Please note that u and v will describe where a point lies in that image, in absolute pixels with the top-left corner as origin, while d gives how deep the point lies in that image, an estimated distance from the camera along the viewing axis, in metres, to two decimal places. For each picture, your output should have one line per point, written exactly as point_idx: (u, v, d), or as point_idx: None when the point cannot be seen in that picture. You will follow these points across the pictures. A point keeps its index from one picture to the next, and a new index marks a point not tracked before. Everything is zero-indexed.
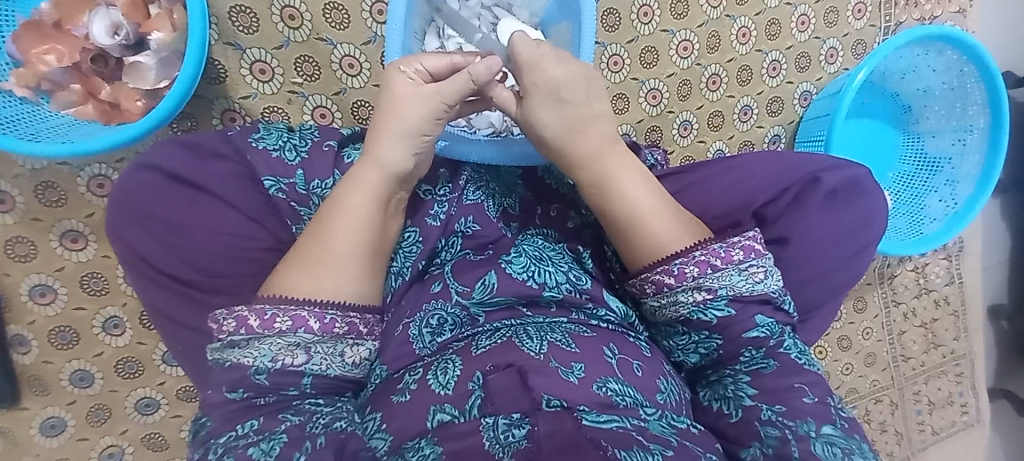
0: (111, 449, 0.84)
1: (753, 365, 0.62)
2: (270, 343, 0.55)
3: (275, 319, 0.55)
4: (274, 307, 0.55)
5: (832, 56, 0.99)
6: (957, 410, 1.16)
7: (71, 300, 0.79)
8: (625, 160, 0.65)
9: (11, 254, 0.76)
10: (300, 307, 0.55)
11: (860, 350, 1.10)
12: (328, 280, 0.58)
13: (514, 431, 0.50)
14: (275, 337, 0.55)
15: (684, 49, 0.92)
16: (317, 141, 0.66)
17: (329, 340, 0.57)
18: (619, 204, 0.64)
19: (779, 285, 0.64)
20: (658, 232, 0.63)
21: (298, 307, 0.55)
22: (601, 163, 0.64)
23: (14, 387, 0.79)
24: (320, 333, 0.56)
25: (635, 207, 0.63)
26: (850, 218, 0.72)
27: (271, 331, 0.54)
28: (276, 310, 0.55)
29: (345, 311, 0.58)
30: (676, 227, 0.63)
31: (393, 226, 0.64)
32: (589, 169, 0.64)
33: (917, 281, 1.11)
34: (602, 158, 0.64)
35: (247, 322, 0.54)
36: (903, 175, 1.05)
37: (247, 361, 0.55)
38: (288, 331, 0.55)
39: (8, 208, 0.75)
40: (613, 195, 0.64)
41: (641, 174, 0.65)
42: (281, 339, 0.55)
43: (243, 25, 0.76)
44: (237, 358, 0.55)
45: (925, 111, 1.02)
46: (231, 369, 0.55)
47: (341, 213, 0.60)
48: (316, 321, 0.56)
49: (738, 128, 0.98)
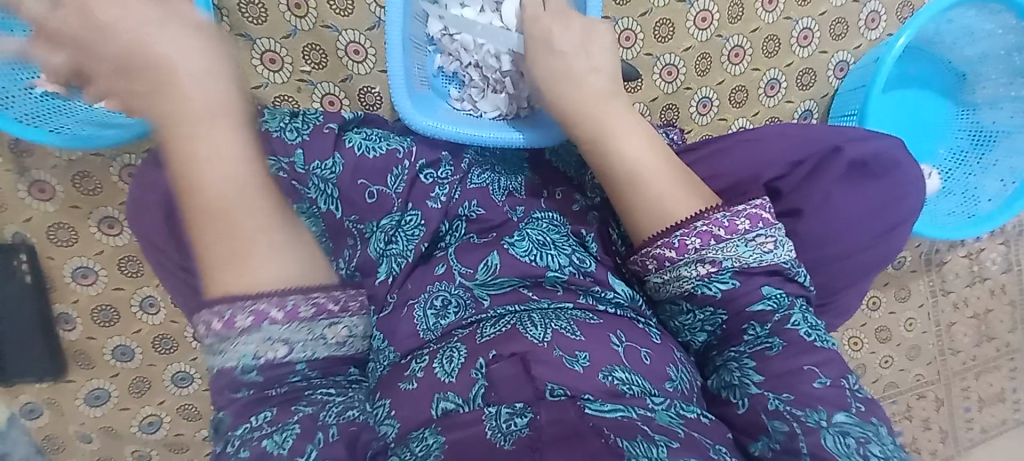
0: (151, 418, 0.91)
1: (757, 344, 0.59)
2: (243, 342, 0.52)
3: (236, 318, 0.51)
4: (230, 306, 0.51)
5: (873, 21, 0.91)
6: (1011, 408, 1.05)
7: (111, 281, 0.85)
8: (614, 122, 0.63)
9: (54, 239, 0.83)
10: (258, 300, 0.52)
11: (901, 343, 1.02)
12: (272, 265, 0.54)
13: (515, 420, 0.51)
14: (244, 336, 0.52)
15: (702, 20, 0.86)
16: (318, 125, 0.68)
17: (300, 326, 0.54)
18: (618, 163, 0.62)
19: (790, 255, 0.61)
20: (662, 198, 0.60)
21: (256, 300, 0.52)
22: (595, 118, 0.63)
23: (62, 361, 0.87)
24: (287, 322, 0.53)
25: (633, 165, 0.61)
26: (877, 194, 0.66)
27: (234, 331, 0.51)
28: (235, 308, 0.51)
29: (308, 293, 0.55)
30: (674, 192, 0.61)
31: None
32: (586, 124, 0.63)
33: (971, 268, 1.01)
34: (598, 111, 0.64)
35: (212, 323, 0.51)
36: (956, 152, 0.95)
37: (231, 364, 0.52)
38: (252, 327, 0.52)
39: (50, 197, 0.82)
40: (611, 154, 0.62)
41: (644, 133, 0.63)
42: (251, 337, 0.52)
43: (252, 15, 0.78)
44: (222, 363, 0.53)
45: (981, 79, 0.92)
46: (220, 374, 0.53)
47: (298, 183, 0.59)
48: (278, 311, 0.53)
49: (764, 103, 0.91)
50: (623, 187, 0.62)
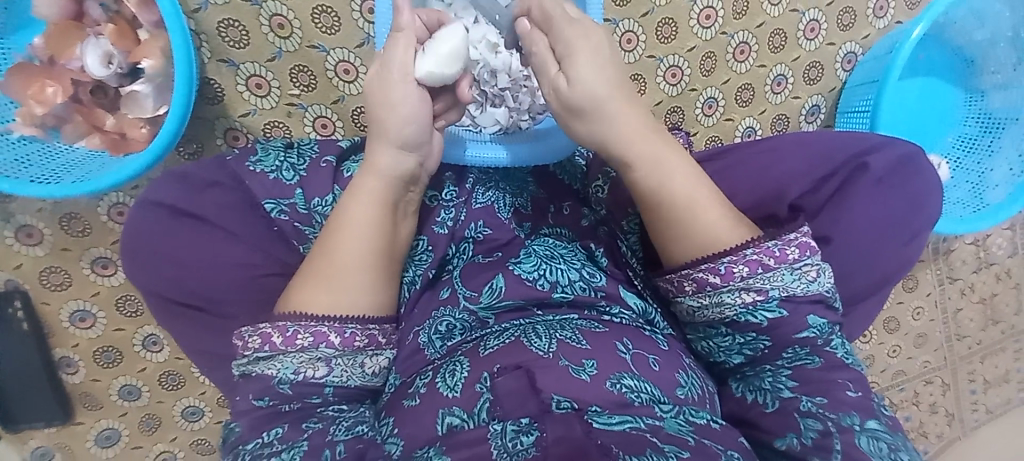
0: (164, 454, 0.90)
1: (796, 360, 0.59)
2: (291, 357, 0.56)
3: (297, 336, 0.56)
4: (294, 324, 0.56)
5: (881, 9, 0.88)
6: (1015, 388, 1.07)
7: (110, 322, 0.83)
8: (656, 149, 0.59)
9: (47, 284, 0.80)
10: (320, 324, 0.56)
11: (909, 332, 1.02)
12: (342, 297, 0.57)
13: (522, 438, 0.47)
14: (298, 352, 0.56)
15: (706, 18, 0.82)
16: (314, 158, 0.64)
17: (350, 354, 0.58)
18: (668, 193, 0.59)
19: (831, 284, 0.61)
20: (715, 220, 0.59)
21: (318, 323, 0.56)
22: (647, 140, 0.59)
23: (69, 404, 0.85)
24: (341, 348, 0.57)
25: (675, 199, 0.59)
26: (902, 205, 0.66)
27: (293, 347, 0.55)
28: (298, 327, 0.56)
29: (364, 324, 0.58)
30: (722, 220, 0.59)
31: (404, 229, 0.63)
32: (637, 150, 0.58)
33: (977, 255, 1.01)
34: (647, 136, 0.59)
35: (270, 339, 0.56)
36: (963, 139, 0.93)
37: (271, 372, 0.56)
38: (310, 347, 0.56)
39: (38, 241, 0.79)
40: (657, 184, 0.59)
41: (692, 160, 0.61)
42: (303, 353, 0.56)
43: (233, 39, 0.73)
44: (262, 370, 0.56)
45: (990, 64, 0.90)
46: (257, 379, 0.56)
47: (350, 227, 0.58)
48: (337, 335, 0.57)
49: (771, 101, 0.88)
50: (673, 217, 0.59)
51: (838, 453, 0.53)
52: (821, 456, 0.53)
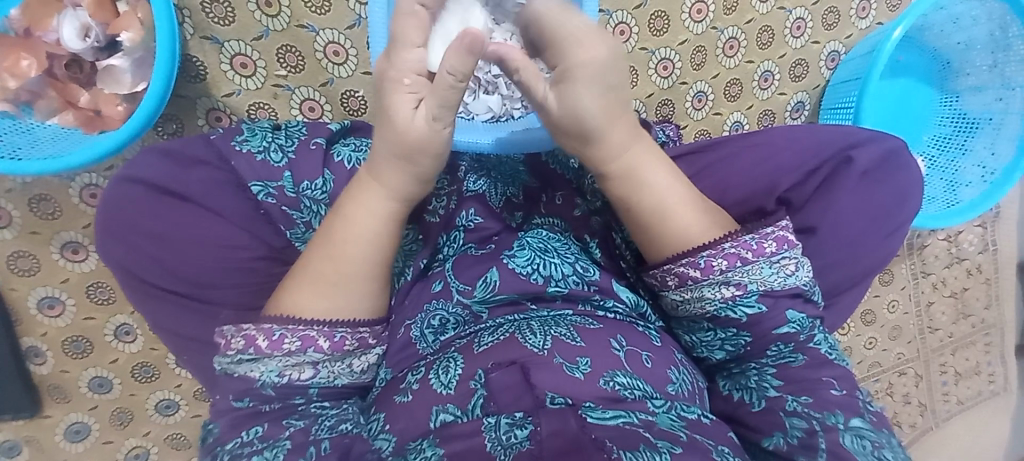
0: (137, 450, 0.86)
1: (780, 359, 0.60)
2: (276, 360, 0.53)
3: (284, 340, 0.53)
4: (281, 328, 0.53)
5: (864, 10, 0.90)
6: (984, 379, 1.11)
7: (80, 310, 0.79)
8: (620, 168, 0.59)
9: (14, 269, 0.77)
10: (308, 328, 0.53)
11: (885, 324, 1.06)
12: (338, 297, 0.55)
13: (516, 431, 0.48)
14: (284, 356, 0.53)
15: (698, 11, 0.83)
16: (304, 139, 0.62)
17: (340, 358, 0.55)
18: (647, 198, 0.59)
19: (809, 278, 0.61)
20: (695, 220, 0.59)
21: (307, 327, 0.53)
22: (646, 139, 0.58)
23: (35, 396, 0.81)
24: (330, 352, 0.54)
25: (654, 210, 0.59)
26: (884, 197, 0.68)
27: (279, 351, 0.52)
28: (285, 330, 0.53)
29: (354, 328, 0.55)
30: (708, 215, 0.60)
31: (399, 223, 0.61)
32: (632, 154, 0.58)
33: (949, 251, 1.05)
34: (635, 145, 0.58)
35: (255, 342, 0.52)
36: (939, 138, 0.97)
37: (254, 374, 0.53)
38: (298, 351, 0.53)
39: (5, 223, 0.75)
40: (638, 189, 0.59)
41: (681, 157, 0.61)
42: (289, 357, 0.53)
43: (218, 15, 0.71)
44: (245, 371, 0.53)
45: (965, 67, 0.94)
46: (238, 379, 0.53)
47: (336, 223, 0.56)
48: (325, 340, 0.54)
49: (758, 96, 0.90)
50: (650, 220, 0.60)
51: (823, 452, 0.53)
52: (808, 455, 0.54)
